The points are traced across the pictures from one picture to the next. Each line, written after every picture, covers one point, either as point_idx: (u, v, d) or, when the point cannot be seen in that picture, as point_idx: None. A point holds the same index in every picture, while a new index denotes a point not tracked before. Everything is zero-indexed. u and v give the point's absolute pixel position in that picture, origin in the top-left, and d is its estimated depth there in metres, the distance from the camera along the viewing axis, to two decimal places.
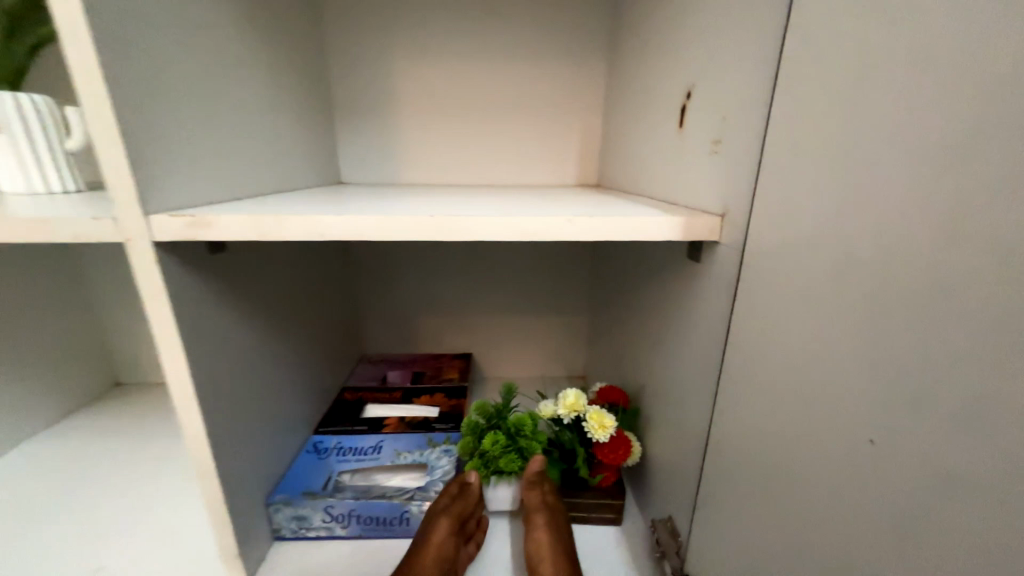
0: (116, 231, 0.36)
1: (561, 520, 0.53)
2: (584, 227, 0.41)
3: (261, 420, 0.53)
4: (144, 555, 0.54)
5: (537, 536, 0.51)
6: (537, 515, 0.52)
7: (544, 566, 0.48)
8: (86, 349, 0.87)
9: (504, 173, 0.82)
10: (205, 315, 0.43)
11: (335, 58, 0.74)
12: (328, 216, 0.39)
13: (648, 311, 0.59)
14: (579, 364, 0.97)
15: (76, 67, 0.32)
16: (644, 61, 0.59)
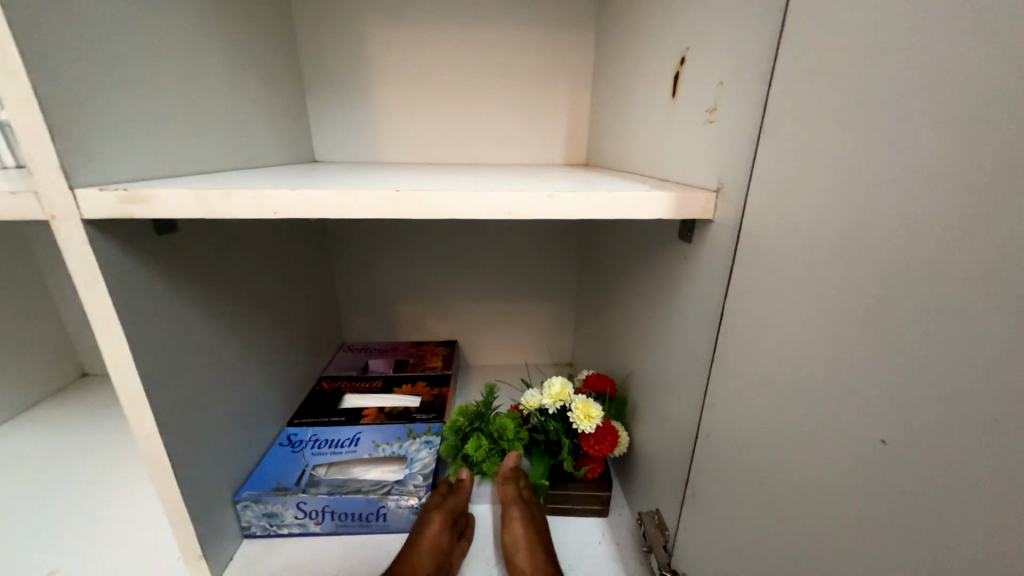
0: (39, 207, 0.32)
1: (534, 511, 0.52)
2: (568, 204, 0.37)
3: (225, 414, 0.50)
4: (104, 556, 0.51)
5: (514, 529, 0.49)
6: (512, 508, 0.51)
7: (520, 556, 0.47)
8: (45, 338, 0.82)
9: (487, 150, 0.77)
10: (154, 303, 0.39)
11: (303, 24, 0.68)
12: (282, 191, 0.35)
13: (637, 295, 0.56)
14: (566, 351, 0.95)
15: None
16: (635, 27, 0.55)
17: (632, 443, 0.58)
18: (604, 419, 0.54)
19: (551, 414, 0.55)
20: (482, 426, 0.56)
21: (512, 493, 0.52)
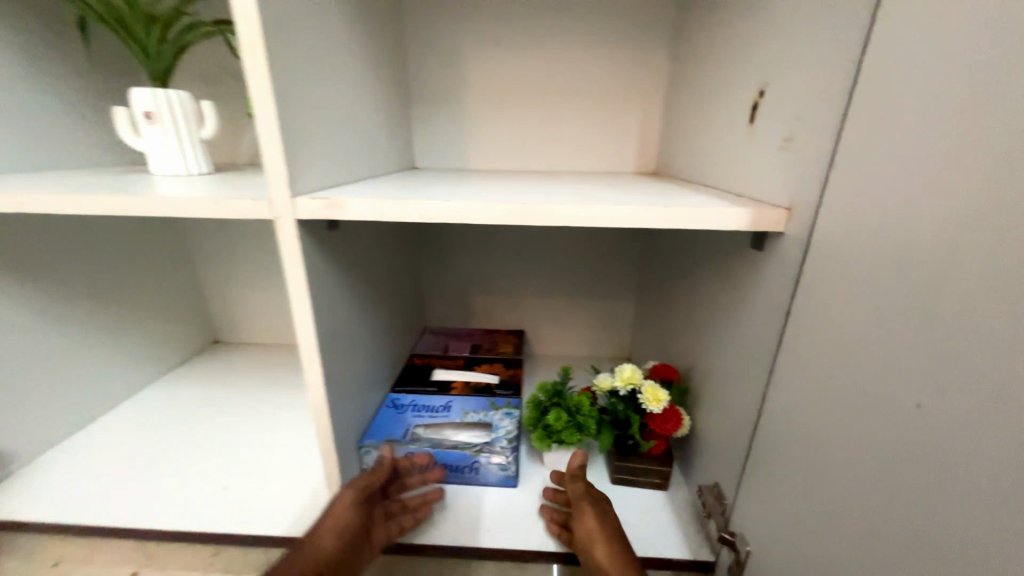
0: (269, 209, 0.45)
1: (606, 507, 0.55)
2: (658, 217, 0.45)
3: (355, 375, 0.62)
4: (260, 482, 0.65)
5: (588, 524, 0.52)
6: (583, 504, 0.54)
7: (598, 549, 0.50)
8: (192, 310, 0.99)
9: (563, 159, 0.86)
10: (324, 282, 0.51)
11: (413, 51, 0.80)
12: (435, 201, 0.45)
13: (704, 295, 0.62)
14: (625, 346, 1.01)
15: (250, 76, 0.39)
16: (712, 54, 0.62)
17: (694, 428, 0.64)
18: (670, 403, 0.61)
19: (621, 395, 0.63)
20: (561, 401, 0.64)
21: (583, 491, 0.56)
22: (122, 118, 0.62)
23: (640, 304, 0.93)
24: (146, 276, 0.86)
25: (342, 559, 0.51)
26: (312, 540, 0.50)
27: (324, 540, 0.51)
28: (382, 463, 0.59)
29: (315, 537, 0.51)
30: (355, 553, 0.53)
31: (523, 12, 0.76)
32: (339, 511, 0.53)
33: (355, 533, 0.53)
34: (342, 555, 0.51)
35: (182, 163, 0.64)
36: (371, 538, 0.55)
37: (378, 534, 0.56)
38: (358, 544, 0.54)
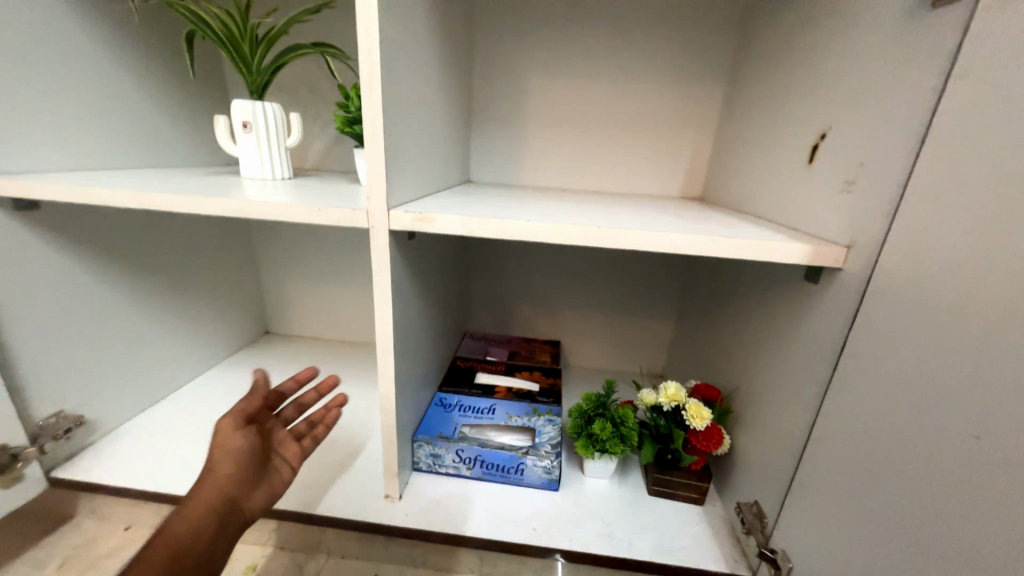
0: (365, 219, 0.50)
1: None
2: (721, 246, 0.48)
3: (414, 373, 0.67)
4: (318, 467, 0.70)
5: None
6: None
7: None
8: (251, 301, 1.04)
9: (613, 181, 0.90)
10: (402, 286, 0.56)
11: (479, 73, 0.85)
12: (519, 223, 0.49)
13: (751, 320, 0.65)
14: (658, 364, 1.03)
15: (367, 104, 0.45)
16: (772, 92, 0.65)
17: (732, 448, 0.67)
18: (711, 422, 0.64)
19: (664, 410, 0.66)
20: (605, 412, 0.67)
21: None
22: (222, 124, 0.69)
23: (677, 324, 0.96)
24: (216, 267, 0.92)
25: (254, 477, 0.51)
26: (210, 475, 0.49)
27: (226, 465, 0.50)
28: (260, 387, 0.59)
29: (218, 466, 0.50)
30: (267, 471, 0.54)
31: (586, 42, 0.81)
32: (228, 438, 0.52)
33: (259, 450, 0.53)
34: (253, 471, 0.52)
35: (270, 167, 0.70)
36: (280, 455, 0.56)
37: (285, 450, 0.57)
38: (266, 463, 0.54)
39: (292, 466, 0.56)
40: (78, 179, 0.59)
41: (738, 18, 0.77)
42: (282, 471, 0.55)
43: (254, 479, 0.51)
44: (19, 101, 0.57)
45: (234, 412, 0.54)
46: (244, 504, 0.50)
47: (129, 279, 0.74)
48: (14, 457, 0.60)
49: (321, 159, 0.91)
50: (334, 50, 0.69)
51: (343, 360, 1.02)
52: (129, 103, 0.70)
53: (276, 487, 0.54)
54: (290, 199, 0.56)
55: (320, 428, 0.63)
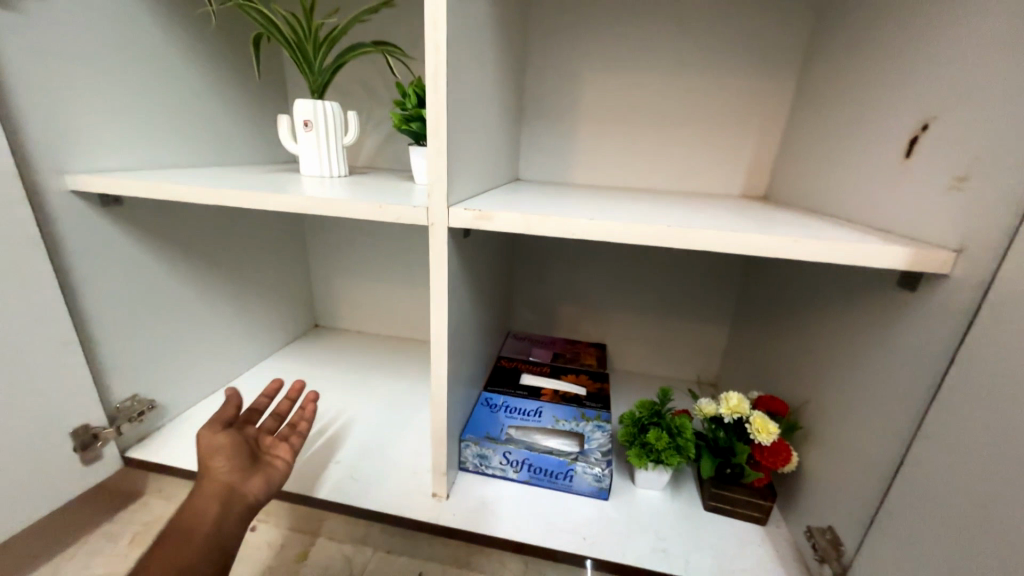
0: (425, 215, 0.49)
1: None
2: (806, 249, 0.44)
3: (463, 372, 0.66)
4: (367, 462, 0.70)
5: None
6: None
7: None
8: (302, 295, 1.08)
9: (668, 179, 0.86)
10: (456, 284, 0.56)
11: (531, 68, 0.84)
12: (584, 220, 0.47)
13: (826, 330, 0.60)
14: (711, 372, 0.98)
15: (432, 100, 0.45)
16: (855, 82, 0.60)
17: (800, 466, 0.62)
18: (778, 437, 0.59)
19: (724, 422, 0.62)
20: (660, 421, 0.65)
21: None
22: (285, 124, 0.71)
23: (733, 330, 0.91)
24: (272, 261, 0.96)
25: (245, 466, 0.55)
26: (203, 478, 0.53)
27: (214, 465, 0.54)
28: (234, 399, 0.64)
29: (208, 470, 0.54)
30: (259, 464, 0.57)
31: (645, 34, 0.78)
32: (209, 445, 0.56)
33: (243, 448, 0.57)
34: (242, 464, 0.55)
35: (327, 165, 0.71)
36: (268, 453, 0.60)
37: (274, 449, 0.60)
38: (256, 461, 0.57)
39: (285, 458, 0.60)
40: (155, 176, 0.62)
41: (814, 4, 0.72)
42: (276, 464, 0.58)
43: (246, 472, 0.55)
44: (106, 104, 0.60)
45: (209, 425, 0.59)
46: (242, 492, 0.53)
47: (196, 272, 0.78)
48: (94, 436, 0.64)
49: (373, 158, 0.93)
50: (393, 49, 0.70)
51: (389, 355, 1.03)
52: (200, 104, 0.74)
53: (271, 476, 0.57)
54: (348, 196, 0.56)
55: (303, 424, 0.66)
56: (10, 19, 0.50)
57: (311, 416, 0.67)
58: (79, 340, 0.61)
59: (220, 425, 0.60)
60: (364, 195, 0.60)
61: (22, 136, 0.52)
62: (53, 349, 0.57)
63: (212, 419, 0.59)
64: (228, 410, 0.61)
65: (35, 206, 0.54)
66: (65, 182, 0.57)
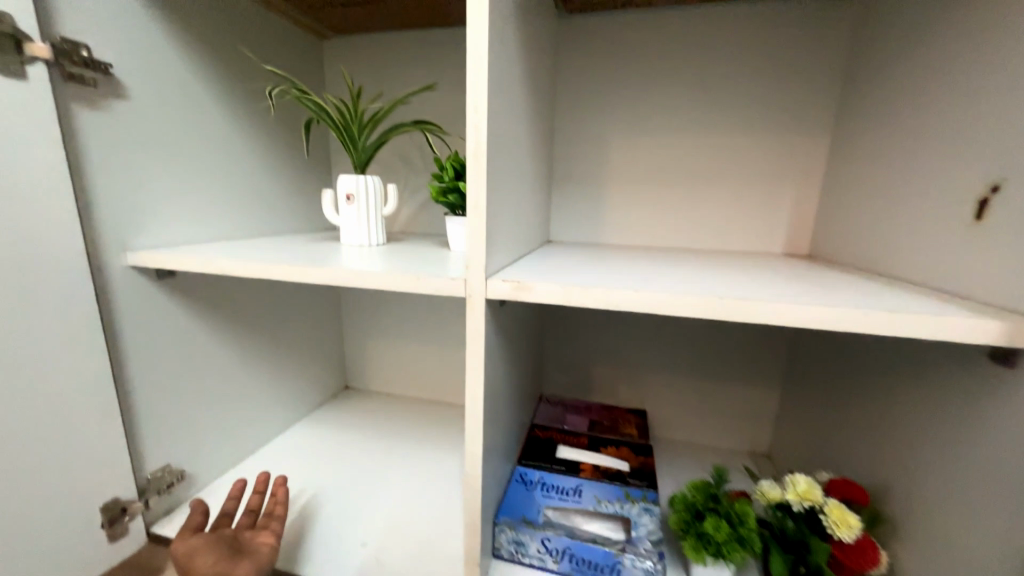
0: (464, 288, 0.49)
1: None
2: (878, 322, 0.40)
3: (498, 447, 0.62)
4: (394, 544, 0.66)
5: None
6: None
7: None
8: (334, 357, 1.08)
9: (703, 239, 0.84)
10: (493, 356, 0.54)
11: (560, 138, 0.87)
12: (627, 291, 0.45)
13: (905, 406, 0.53)
14: (765, 443, 0.89)
15: (474, 178, 0.46)
16: (900, 143, 0.58)
17: (891, 568, 0.53)
18: (860, 533, 0.52)
19: (794, 511, 0.55)
20: (717, 506, 0.58)
21: None
22: (329, 197, 0.75)
23: (786, 397, 0.83)
24: (308, 324, 0.97)
25: (228, 559, 0.57)
26: None
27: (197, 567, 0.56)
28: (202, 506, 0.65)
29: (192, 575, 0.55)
30: (242, 554, 0.59)
31: (671, 103, 0.80)
32: (188, 552, 0.58)
33: (222, 544, 0.59)
34: (226, 557, 0.57)
35: (367, 235, 0.74)
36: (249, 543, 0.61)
37: (255, 538, 0.62)
38: (239, 553, 0.59)
39: (268, 542, 0.61)
40: (208, 250, 0.65)
41: (841, 68, 0.72)
42: (261, 549, 0.60)
43: (231, 563, 0.57)
44: (172, 187, 0.66)
45: (184, 534, 0.60)
46: None
47: (235, 338, 0.80)
48: (123, 511, 0.62)
49: (408, 224, 0.96)
50: (432, 126, 0.74)
51: (417, 420, 1.00)
52: (253, 182, 0.79)
53: (259, 561, 0.58)
54: (386, 267, 0.57)
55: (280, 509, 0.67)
56: (98, 118, 0.55)
57: (285, 498, 0.67)
58: (121, 411, 0.61)
59: (193, 531, 0.61)
60: (401, 265, 0.61)
61: (94, 219, 0.56)
62: (95, 421, 0.58)
63: (184, 530, 0.61)
64: (196, 517, 0.62)
65: (99, 281, 0.58)
66: (126, 258, 0.61)
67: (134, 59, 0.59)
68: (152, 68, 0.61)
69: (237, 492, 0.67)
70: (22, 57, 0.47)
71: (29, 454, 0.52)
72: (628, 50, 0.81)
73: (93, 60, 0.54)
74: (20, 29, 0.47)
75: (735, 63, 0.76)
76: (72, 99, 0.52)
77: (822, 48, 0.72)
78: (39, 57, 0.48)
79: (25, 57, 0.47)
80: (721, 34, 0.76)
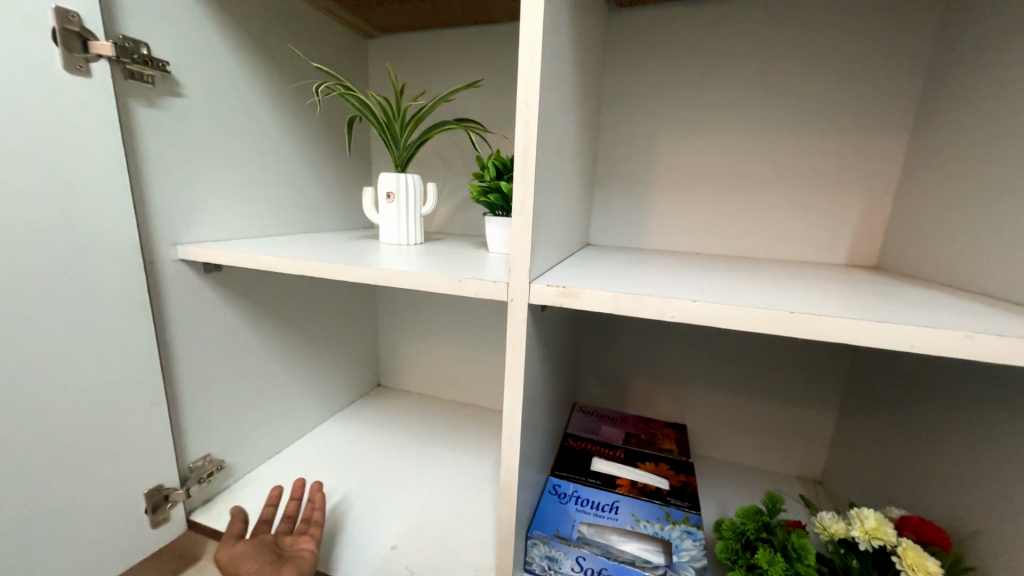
0: (506, 291, 0.47)
1: None
2: (981, 347, 0.35)
3: (532, 458, 0.60)
4: (421, 550, 0.64)
5: None
6: None
7: None
8: (368, 354, 1.09)
9: (757, 246, 0.79)
10: (532, 364, 0.51)
11: (605, 137, 0.84)
12: (685, 301, 0.42)
13: (1002, 442, 0.47)
14: (819, 468, 0.83)
15: (522, 176, 0.44)
16: (998, 141, 0.52)
17: None
18: None
19: (859, 549, 0.50)
20: (772, 538, 0.53)
21: None
22: (370, 195, 0.74)
23: (846, 420, 0.77)
24: (344, 321, 0.98)
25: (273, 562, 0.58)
26: None
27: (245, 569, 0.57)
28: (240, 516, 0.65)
29: None
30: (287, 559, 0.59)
31: (725, 100, 0.76)
32: (233, 557, 0.58)
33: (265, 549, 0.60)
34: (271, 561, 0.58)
35: (405, 234, 0.73)
36: (292, 549, 0.62)
37: (296, 544, 0.62)
38: (281, 558, 0.59)
39: (309, 547, 0.61)
40: (252, 246, 0.66)
41: (923, 59, 0.65)
42: (302, 555, 0.60)
43: (274, 567, 0.57)
44: (223, 184, 0.67)
45: (225, 542, 0.61)
46: None
47: (275, 334, 0.81)
48: (165, 497, 0.64)
49: (446, 223, 0.95)
50: (474, 125, 0.72)
51: (448, 422, 0.99)
52: (297, 179, 0.80)
53: (301, 566, 0.58)
54: (428, 267, 0.56)
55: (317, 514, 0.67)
56: (155, 115, 0.57)
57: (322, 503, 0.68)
58: (166, 400, 0.63)
59: (236, 538, 0.62)
60: (441, 265, 0.60)
61: (148, 213, 0.58)
62: (142, 408, 0.60)
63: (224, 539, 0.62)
64: (237, 525, 0.63)
65: (152, 273, 0.60)
66: (176, 252, 0.62)
67: (190, 58, 0.60)
68: (206, 67, 0.62)
69: (274, 499, 0.68)
70: (88, 54, 0.48)
71: (81, 439, 0.53)
72: (678, 44, 0.76)
73: (153, 58, 0.55)
74: (86, 28, 0.48)
75: (800, 58, 0.71)
76: (131, 95, 0.54)
77: (901, 38, 0.66)
78: (103, 55, 0.49)
79: (91, 54, 0.49)
80: (785, 26, 0.71)
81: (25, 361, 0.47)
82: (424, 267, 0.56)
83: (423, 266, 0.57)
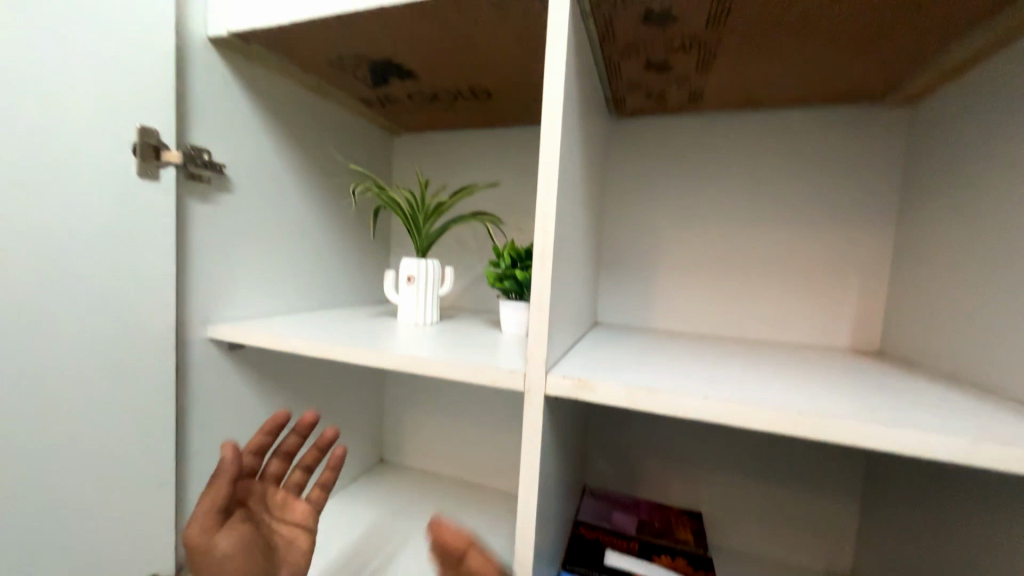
0: (522, 381, 0.49)
1: None
2: (987, 454, 0.36)
3: (544, 553, 0.58)
4: None
5: None
6: None
7: None
8: (374, 427, 1.07)
9: (760, 329, 0.82)
10: (546, 453, 0.52)
11: (610, 224, 0.90)
12: (696, 399, 0.43)
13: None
14: (846, 565, 0.78)
15: (539, 276, 0.48)
16: (974, 243, 0.56)
17: None
18: None
19: None
20: None
21: None
22: (391, 277, 0.79)
23: (869, 510, 0.74)
24: (353, 395, 0.98)
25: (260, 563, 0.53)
26: None
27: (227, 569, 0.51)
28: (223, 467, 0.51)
29: None
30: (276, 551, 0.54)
31: (720, 195, 0.83)
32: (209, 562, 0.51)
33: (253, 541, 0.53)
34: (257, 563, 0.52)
35: (422, 315, 0.76)
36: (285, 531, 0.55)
37: (290, 526, 0.55)
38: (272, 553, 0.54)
39: (306, 533, 0.55)
40: (278, 326, 0.69)
41: (896, 167, 0.73)
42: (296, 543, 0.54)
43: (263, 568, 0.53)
44: (258, 266, 0.72)
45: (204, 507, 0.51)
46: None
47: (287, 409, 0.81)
48: None
49: (459, 300, 1.00)
50: (491, 216, 0.79)
51: (454, 503, 0.96)
52: (324, 260, 0.85)
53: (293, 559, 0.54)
54: (454, 353, 0.58)
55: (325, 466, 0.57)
56: (206, 209, 0.63)
57: (338, 467, 0.56)
58: (176, 480, 0.63)
59: (212, 526, 0.51)
60: (465, 349, 0.62)
61: (186, 296, 0.62)
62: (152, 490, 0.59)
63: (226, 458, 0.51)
64: (223, 488, 0.51)
65: (181, 353, 0.62)
66: (207, 332, 0.65)
67: (243, 160, 0.68)
68: (256, 167, 0.70)
69: (272, 430, 0.58)
70: (159, 162, 0.55)
71: (88, 525, 0.53)
72: (674, 147, 0.85)
73: (212, 162, 0.63)
74: (161, 141, 0.55)
75: (785, 161, 0.79)
76: (188, 193, 0.61)
77: (874, 149, 0.74)
78: (171, 162, 0.56)
79: (161, 162, 0.55)
80: (769, 135, 0.79)
81: (49, 444, 0.49)
82: (452, 354, 0.57)
83: (449, 351, 0.59)
